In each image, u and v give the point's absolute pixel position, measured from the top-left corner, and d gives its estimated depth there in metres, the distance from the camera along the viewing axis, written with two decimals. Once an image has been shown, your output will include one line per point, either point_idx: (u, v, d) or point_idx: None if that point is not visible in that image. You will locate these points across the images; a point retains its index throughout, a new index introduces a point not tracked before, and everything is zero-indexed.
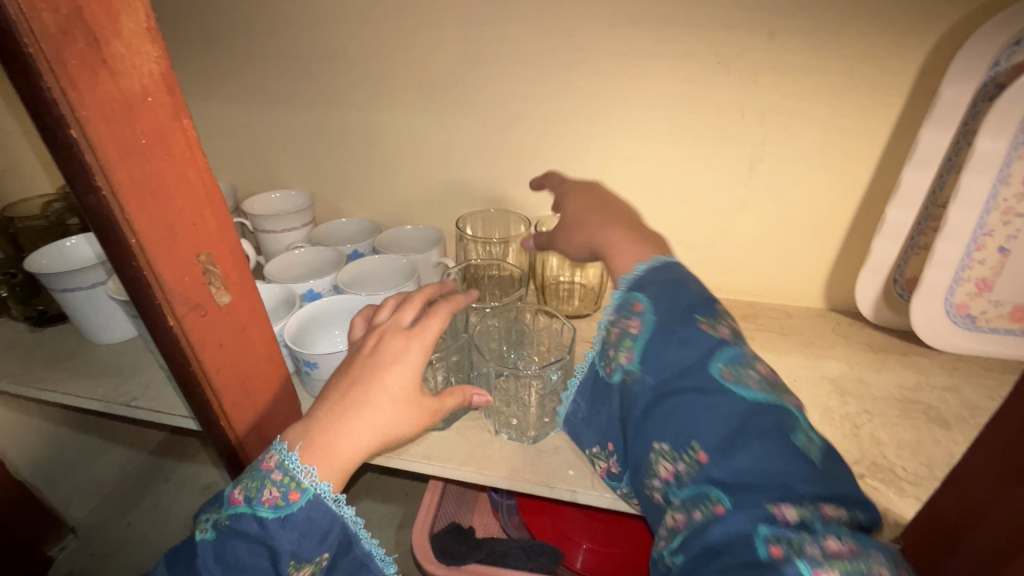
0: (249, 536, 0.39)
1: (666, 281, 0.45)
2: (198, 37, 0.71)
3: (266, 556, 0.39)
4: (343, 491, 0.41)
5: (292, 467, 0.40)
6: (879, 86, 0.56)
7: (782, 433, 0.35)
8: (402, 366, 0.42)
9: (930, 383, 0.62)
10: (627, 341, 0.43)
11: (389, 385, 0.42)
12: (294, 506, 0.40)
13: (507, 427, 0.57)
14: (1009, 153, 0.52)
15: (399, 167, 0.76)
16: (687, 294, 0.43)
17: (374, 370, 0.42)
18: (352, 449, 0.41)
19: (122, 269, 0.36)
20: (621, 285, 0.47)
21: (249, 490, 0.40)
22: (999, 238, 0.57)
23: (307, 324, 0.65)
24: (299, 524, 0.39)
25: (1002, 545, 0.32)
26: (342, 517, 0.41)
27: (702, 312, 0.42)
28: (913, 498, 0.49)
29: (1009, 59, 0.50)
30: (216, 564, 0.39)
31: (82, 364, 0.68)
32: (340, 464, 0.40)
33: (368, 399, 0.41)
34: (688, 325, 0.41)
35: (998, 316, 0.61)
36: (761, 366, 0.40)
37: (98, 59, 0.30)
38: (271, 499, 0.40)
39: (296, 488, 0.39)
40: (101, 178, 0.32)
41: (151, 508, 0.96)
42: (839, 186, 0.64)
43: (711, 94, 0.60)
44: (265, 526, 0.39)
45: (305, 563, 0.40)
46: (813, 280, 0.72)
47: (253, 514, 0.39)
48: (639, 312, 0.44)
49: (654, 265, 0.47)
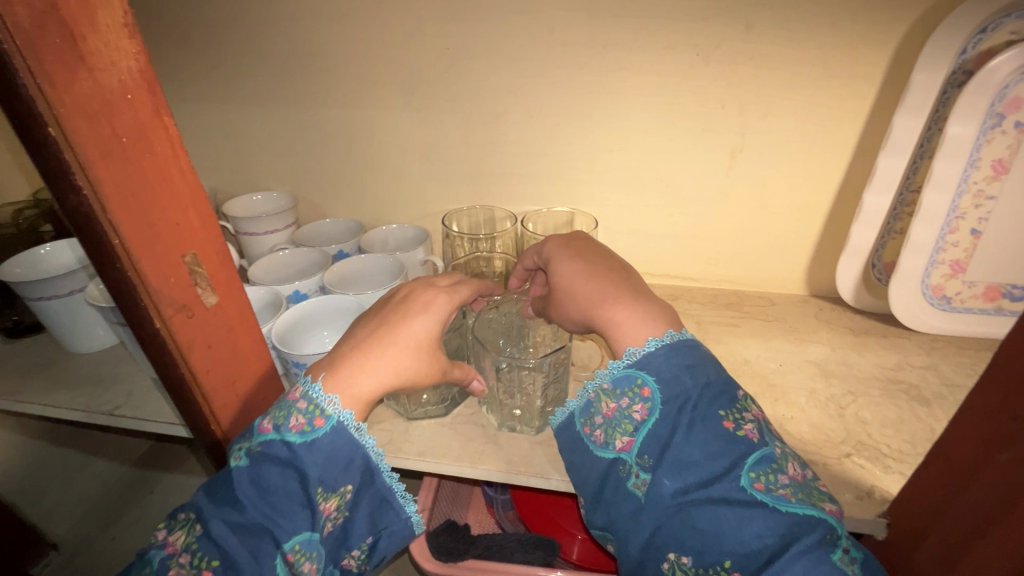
0: (280, 461, 0.41)
1: (680, 367, 0.43)
2: (173, 38, 0.70)
3: (296, 479, 0.41)
4: (365, 421, 0.45)
5: (316, 396, 0.43)
6: (853, 75, 0.58)
7: (825, 552, 0.36)
8: (429, 315, 0.48)
9: (909, 363, 0.63)
10: (628, 427, 0.43)
11: (413, 331, 0.47)
12: (319, 432, 0.42)
13: (510, 419, 0.57)
14: (978, 137, 0.54)
15: (384, 165, 0.75)
16: (703, 384, 0.43)
17: (402, 317, 0.48)
18: (370, 385, 0.45)
19: (106, 271, 0.35)
20: (624, 358, 0.45)
21: (277, 419, 0.43)
22: (971, 221, 0.59)
23: (295, 325, 0.65)
24: (325, 449, 0.42)
25: (990, 509, 0.33)
26: (364, 447, 0.44)
27: (723, 405, 0.42)
28: (897, 474, 0.50)
29: (976, 46, 0.53)
30: (251, 488, 0.41)
31: (60, 374, 0.66)
32: (359, 395, 0.44)
33: (391, 341, 0.47)
34: (714, 425, 0.40)
35: (973, 297, 0.63)
36: (790, 466, 0.41)
37: (75, 56, 0.29)
38: (297, 425, 0.42)
39: (321, 415, 0.43)
40: (82, 178, 0.31)
41: (135, 521, 0.93)
42: (818, 174, 0.65)
43: (691, 86, 0.61)
44: (294, 450, 0.41)
45: (332, 493, 0.42)
46: (795, 267, 0.74)
47: (281, 440, 0.42)
48: (647, 397, 0.43)
49: (667, 341, 0.45)
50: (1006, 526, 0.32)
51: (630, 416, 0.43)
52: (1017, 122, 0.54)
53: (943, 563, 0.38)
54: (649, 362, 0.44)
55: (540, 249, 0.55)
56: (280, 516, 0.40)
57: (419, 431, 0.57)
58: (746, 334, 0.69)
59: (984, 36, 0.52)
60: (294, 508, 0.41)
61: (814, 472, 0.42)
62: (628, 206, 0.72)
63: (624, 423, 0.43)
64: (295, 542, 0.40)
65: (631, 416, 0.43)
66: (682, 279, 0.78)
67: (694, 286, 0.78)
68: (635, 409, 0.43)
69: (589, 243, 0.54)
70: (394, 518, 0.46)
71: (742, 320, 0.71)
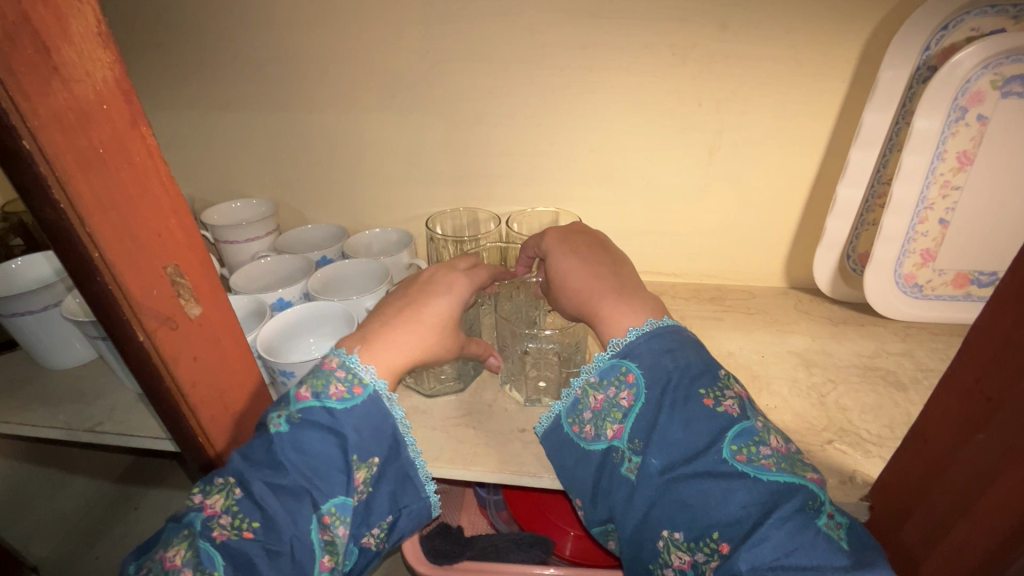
0: (322, 426, 0.42)
1: (661, 350, 0.45)
2: (146, 45, 0.69)
3: (336, 445, 0.42)
4: (395, 392, 0.46)
5: (354, 366, 0.45)
6: (824, 72, 0.60)
7: (811, 517, 0.36)
8: (452, 295, 0.51)
9: (886, 350, 0.65)
10: (617, 413, 0.44)
11: (435, 310, 0.50)
12: (358, 399, 0.44)
13: (535, 394, 0.60)
14: (943, 130, 0.56)
15: (366, 170, 0.75)
16: (683, 366, 0.44)
17: (426, 297, 0.50)
18: (400, 358, 0.47)
19: (86, 285, 0.34)
20: (609, 349, 0.47)
21: (315, 387, 0.44)
22: (939, 210, 0.61)
23: (300, 324, 0.65)
24: (363, 417, 0.44)
25: (969, 485, 0.35)
26: (393, 417, 0.45)
27: (704, 383, 0.43)
28: (878, 458, 0.52)
29: (939, 43, 0.55)
30: (292, 452, 0.41)
31: (36, 392, 0.64)
32: (392, 366, 0.47)
33: (418, 318, 0.49)
34: (693, 403, 0.41)
35: (943, 284, 0.66)
36: (773, 439, 0.41)
37: (48, 67, 0.28)
38: (337, 393, 0.43)
39: (359, 384, 0.44)
40: (59, 192, 0.30)
41: (121, 537, 0.90)
42: (793, 168, 0.67)
43: (669, 85, 0.62)
44: (336, 416, 0.43)
45: (363, 463, 0.43)
46: (775, 260, 0.75)
47: (322, 406, 0.43)
48: (631, 383, 0.45)
49: (647, 329, 0.46)
50: (985, 500, 0.34)
51: (618, 403, 0.45)
52: (979, 114, 0.56)
53: (927, 543, 0.39)
54: (632, 351, 0.46)
55: (540, 241, 0.57)
56: (319, 481, 0.41)
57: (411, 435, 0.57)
58: (729, 327, 0.70)
59: (946, 33, 0.54)
60: (333, 473, 0.42)
61: (798, 446, 0.42)
62: (611, 204, 0.73)
63: (613, 412, 0.45)
64: (331, 505, 0.41)
65: (619, 404, 0.45)
66: (665, 275, 0.79)
67: (677, 281, 0.79)
68: (622, 396, 0.45)
69: (586, 229, 0.57)
70: (414, 496, 0.47)
71: (725, 313, 0.73)
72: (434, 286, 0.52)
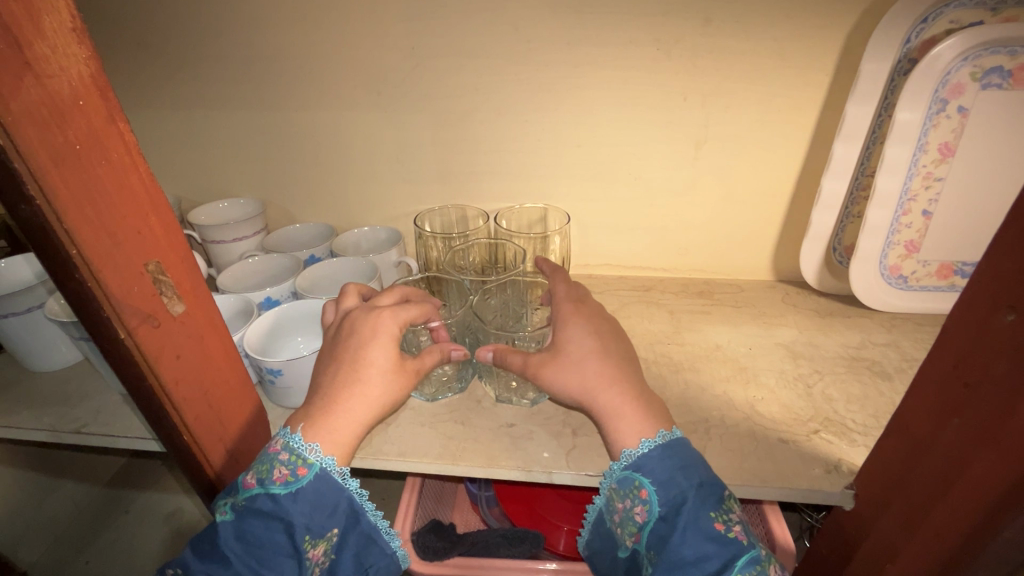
0: (265, 514, 0.43)
1: (673, 466, 0.44)
2: (129, 44, 0.68)
3: (281, 531, 0.43)
4: (348, 466, 0.46)
5: (297, 446, 0.45)
6: (809, 66, 0.60)
7: None
8: (382, 341, 0.49)
9: (871, 341, 0.66)
10: (633, 527, 0.44)
11: (374, 363, 0.48)
12: (303, 481, 0.44)
13: (506, 393, 0.61)
14: (925, 122, 0.57)
15: (353, 168, 0.75)
16: (697, 486, 0.43)
17: (356, 350, 0.49)
18: (349, 427, 0.47)
19: (64, 283, 0.34)
20: (621, 460, 0.46)
21: (260, 473, 0.44)
22: (922, 202, 0.62)
23: (276, 328, 0.65)
24: (309, 498, 0.44)
25: (945, 471, 0.35)
26: (347, 489, 0.46)
27: (712, 505, 0.42)
28: (863, 447, 0.52)
29: (919, 36, 0.55)
30: (236, 541, 0.43)
31: (21, 394, 0.64)
32: (341, 438, 0.46)
33: (360, 376, 0.48)
34: (705, 526, 0.41)
35: (927, 275, 0.67)
36: (773, 568, 0.42)
37: (21, 62, 0.28)
38: (281, 477, 0.44)
39: (303, 465, 0.44)
40: (34, 188, 0.30)
41: (111, 543, 0.90)
42: (779, 163, 0.67)
43: (653, 80, 0.63)
44: (279, 502, 0.43)
45: (319, 540, 0.44)
46: (762, 253, 0.76)
47: (266, 493, 0.43)
48: (644, 499, 0.44)
49: (660, 441, 0.45)
50: (961, 486, 0.34)
51: (632, 517, 0.44)
52: (960, 106, 0.56)
53: (906, 530, 0.40)
54: (644, 464, 0.44)
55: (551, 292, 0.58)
56: (267, 567, 0.43)
57: (398, 432, 0.57)
58: (718, 321, 0.70)
59: (927, 25, 0.55)
60: (282, 558, 0.43)
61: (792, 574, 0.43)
62: (598, 199, 0.73)
63: (628, 524, 0.44)
64: None
65: (634, 518, 0.44)
66: (653, 269, 0.79)
67: (665, 276, 0.80)
68: (636, 511, 0.44)
69: (581, 286, 0.60)
70: (379, 554, 0.48)
71: (713, 307, 0.73)
72: (358, 336, 0.50)
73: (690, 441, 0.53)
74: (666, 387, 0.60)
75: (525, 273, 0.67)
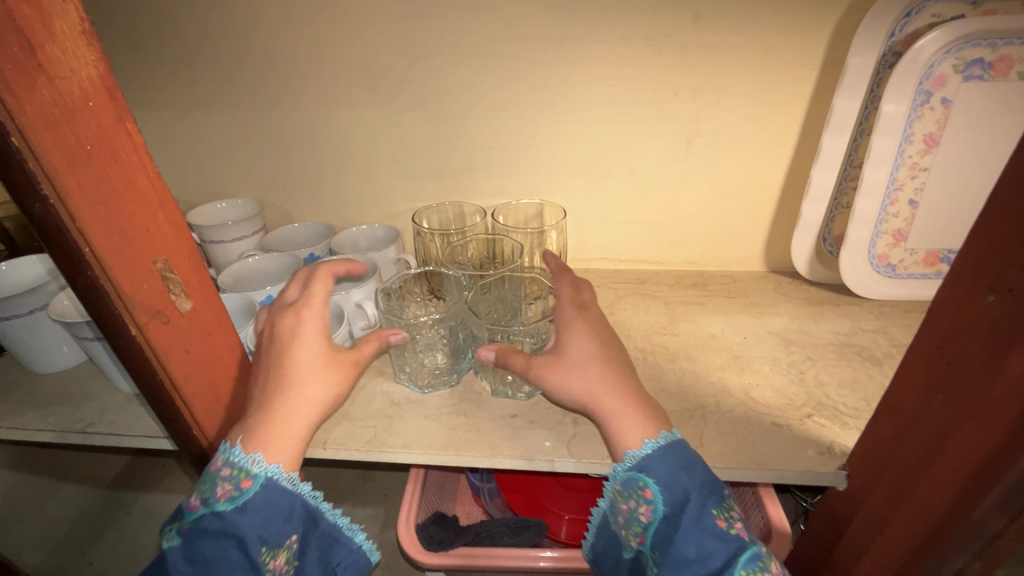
0: (213, 532, 0.42)
1: (677, 466, 0.45)
2: (124, 47, 0.69)
3: (234, 546, 0.42)
4: (295, 470, 0.46)
5: (238, 459, 0.44)
6: (796, 60, 0.61)
7: None
8: (303, 336, 0.48)
9: (861, 327, 0.68)
10: (637, 526, 0.45)
11: (302, 361, 0.47)
12: (248, 493, 0.44)
13: (502, 386, 0.61)
14: (909, 114, 0.59)
15: (350, 167, 0.76)
16: (700, 484, 0.44)
17: (284, 353, 0.47)
18: (294, 430, 0.46)
19: (76, 281, 0.34)
20: (625, 460, 0.47)
21: (203, 493, 0.44)
22: (908, 191, 0.64)
23: None
24: (257, 508, 0.43)
25: (931, 444, 0.37)
26: (298, 495, 0.46)
27: (714, 503, 0.44)
28: (854, 429, 0.54)
29: (903, 30, 0.57)
30: (187, 565, 0.42)
31: (27, 395, 0.64)
32: (286, 446, 0.46)
33: (291, 378, 0.47)
34: (708, 524, 0.43)
35: (914, 263, 0.69)
36: (774, 564, 0.43)
37: (33, 64, 0.29)
38: (225, 493, 0.43)
39: (247, 477, 0.44)
40: (48, 187, 0.31)
41: (114, 543, 0.91)
42: (767, 156, 0.69)
43: (645, 76, 0.64)
44: (226, 518, 0.43)
45: (279, 549, 0.44)
46: (753, 244, 0.77)
47: (212, 511, 0.43)
48: (648, 499, 0.45)
49: (662, 442, 0.46)
50: (946, 457, 0.36)
51: (637, 517, 0.45)
52: (943, 98, 0.58)
53: (895, 502, 0.41)
54: (647, 465, 0.45)
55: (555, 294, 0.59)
56: None
57: (402, 425, 0.58)
58: (711, 311, 0.72)
59: (910, 20, 0.56)
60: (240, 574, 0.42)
61: None
62: (593, 193, 0.74)
63: (634, 525, 0.45)
64: None
65: (638, 518, 0.45)
66: (647, 262, 0.81)
67: (659, 269, 0.81)
68: (641, 511, 0.45)
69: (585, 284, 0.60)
70: (346, 552, 0.49)
71: (707, 298, 0.75)
72: (281, 338, 0.48)
73: (687, 427, 0.55)
74: (663, 376, 0.61)
75: (520, 269, 0.68)
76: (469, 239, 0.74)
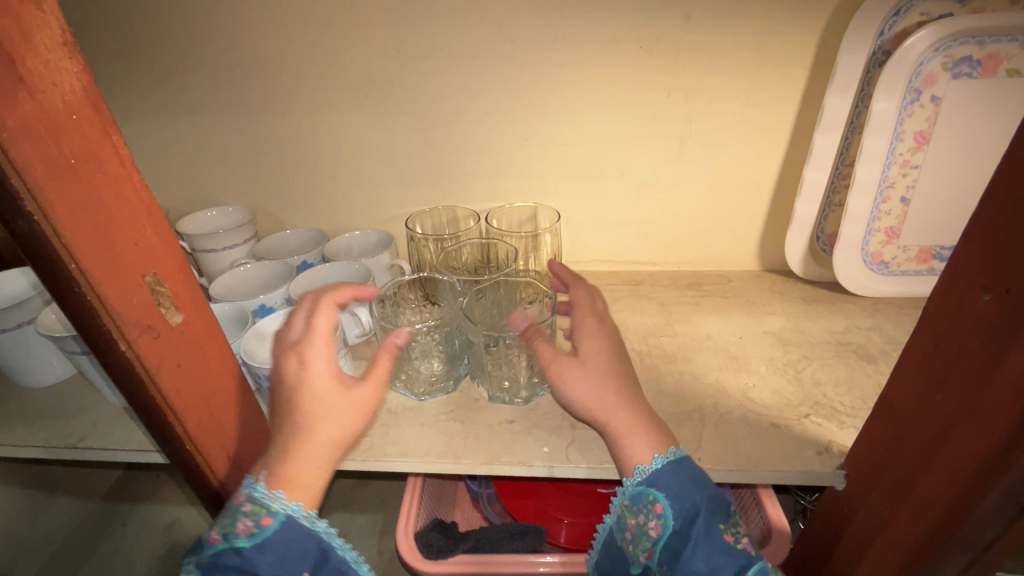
0: (230, 569, 0.41)
1: (687, 481, 0.45)
2: (109, 54, 0.68)
3: None
4: (315, 508, 0.45)
5: (261, 496, 0.43)
6: (788, 59, 0.62)
7: None
8: (311, 371, 0.46)
9: (856, 325, 0.68)
10: (646, 542, 0.45)
11: (312, 398, 0.45)
12: (268, 530, 0.43)
13: (499, 391, 0.61)
14: (900, 112, 0.59)
15: (341, 173, 0.75)
16: (709, 499, 0.44)
17: (294, 393, 0.46)
18: (309, 468, 0.44)
19: (62, 297, 0.34)
20: (634, 475, 0.46)
21: (224, 527, 0.43)
22: (900, 189, 0.64)
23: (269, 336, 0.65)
24: (275, 547, 0.42)
25: (929, 443, 0.37)
26: (314, 532, 0.44)
27: (722, 518, 0.44)
28: (852, 428, 0.54)
29: (892, 28, 0.57)
30: None
31: (16, 410, 0.63)
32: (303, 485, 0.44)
33: (304, 416, 0.45)
34: (716, 539, 0.43)
35: (907, 260, 0.69)
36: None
37: (15, 78, 0.28)
38: (246, 529, 0.42)
39: (268, 514, 0.43)
40: (31, 204, 0.30)
41: (108, 556, 0.90)
42: (760, 155, 0.69)
43: (636, 77, 0.64)
44: (244, 555, 0.42)
45: None
46: (748, 244, 0.77)
47: (231, 547, 0.42)
48: (659, 513, 0.44)
49: (671, 457, 0.46)
50: (943, 458, 0.36)
51: (647, 532, 0.45)
52: (933, 96, 0.58)
53: (894, 502, 0.42)
54: (658, 480, 0.45)
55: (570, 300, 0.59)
56: None
57: (400, 433, 0.57)
58: (707, 312, 0.72)
59: (899, 19, 0.57)
60: None
61: None
62: (587, 195, 0.74)
63: (642, 539, 0.45)
64: None
65: (648, 533, 0.45)
66: (642, 263, 0.81)
67: (654, 270, 0.81)
68: (651, 526, 0.45)
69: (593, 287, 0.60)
70: None
71: (702, 299, 0.75)
72: (289, 376, 0.46)
73: (685, 429, 0.55)
74: (660, 379, 0.61)
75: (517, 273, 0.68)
76: (464, 244, 0.74)
